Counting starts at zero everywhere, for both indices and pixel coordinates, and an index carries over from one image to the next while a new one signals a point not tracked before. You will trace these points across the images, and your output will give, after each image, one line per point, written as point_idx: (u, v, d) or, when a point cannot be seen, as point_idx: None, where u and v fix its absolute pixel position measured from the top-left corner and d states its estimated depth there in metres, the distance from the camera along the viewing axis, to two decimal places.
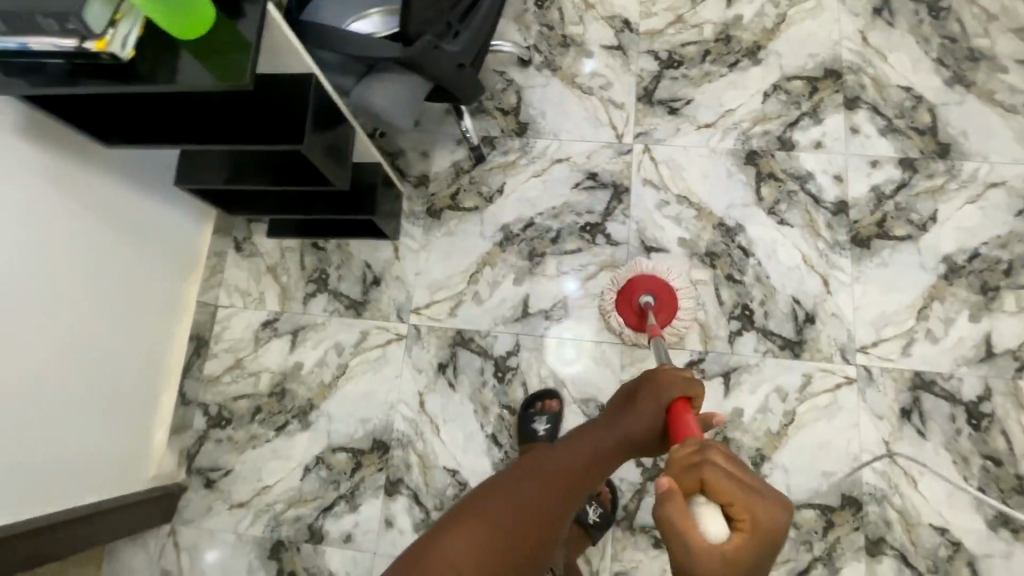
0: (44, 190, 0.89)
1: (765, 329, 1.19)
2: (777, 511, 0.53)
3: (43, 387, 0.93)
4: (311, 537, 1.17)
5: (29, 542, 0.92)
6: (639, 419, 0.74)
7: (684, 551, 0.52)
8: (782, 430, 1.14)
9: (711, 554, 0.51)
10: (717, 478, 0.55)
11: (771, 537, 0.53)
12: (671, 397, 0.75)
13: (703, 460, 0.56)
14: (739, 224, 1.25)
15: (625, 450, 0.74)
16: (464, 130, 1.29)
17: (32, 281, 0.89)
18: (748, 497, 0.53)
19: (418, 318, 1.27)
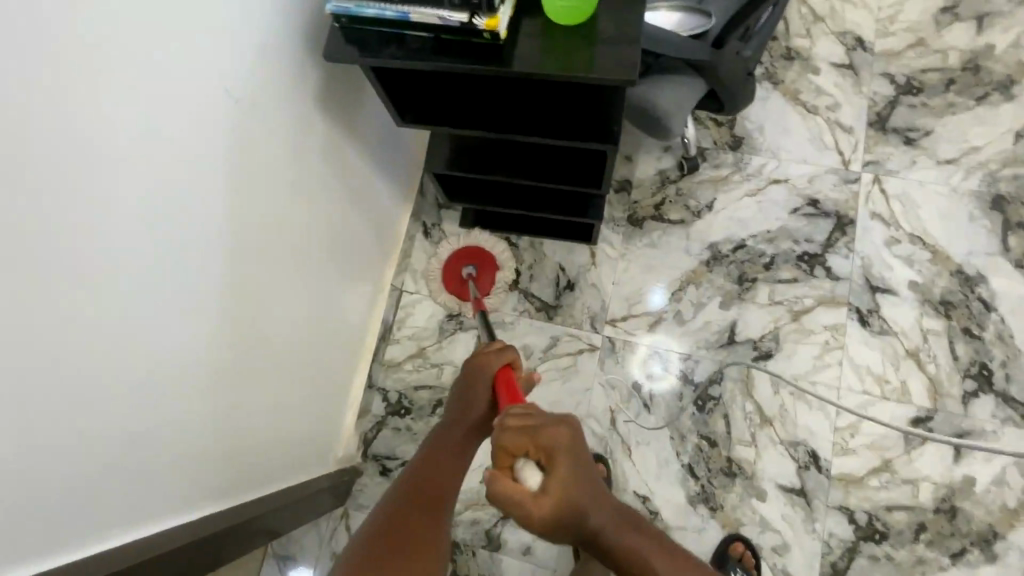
0: (321, 162, 0.88)
1: (1005, 394, 1.09)
2: (560, 426, 0.62)
3: (285, 355, 0.90)
4: (488, 544, 1.13)
5: (278, 516, 0.91)
6: (475, 406, 0.89)
7: (517, 513, 0.59)
8: (1019, 507, 1.04)
9: (536, 501, 0.58)
10: (513, 439, 0.62)
11: (571, 442, 0.63)
12: (492, 372, 0.89)
13: (499, 430, 0.63)
14: (981, 273, 1.15)
15: (476, 435, 0.90)
16: (685, 139, 1.22)
17: (300, 252, 0.88)
18: (537, 433, 0.62)
19: (614, 330, 1.21)
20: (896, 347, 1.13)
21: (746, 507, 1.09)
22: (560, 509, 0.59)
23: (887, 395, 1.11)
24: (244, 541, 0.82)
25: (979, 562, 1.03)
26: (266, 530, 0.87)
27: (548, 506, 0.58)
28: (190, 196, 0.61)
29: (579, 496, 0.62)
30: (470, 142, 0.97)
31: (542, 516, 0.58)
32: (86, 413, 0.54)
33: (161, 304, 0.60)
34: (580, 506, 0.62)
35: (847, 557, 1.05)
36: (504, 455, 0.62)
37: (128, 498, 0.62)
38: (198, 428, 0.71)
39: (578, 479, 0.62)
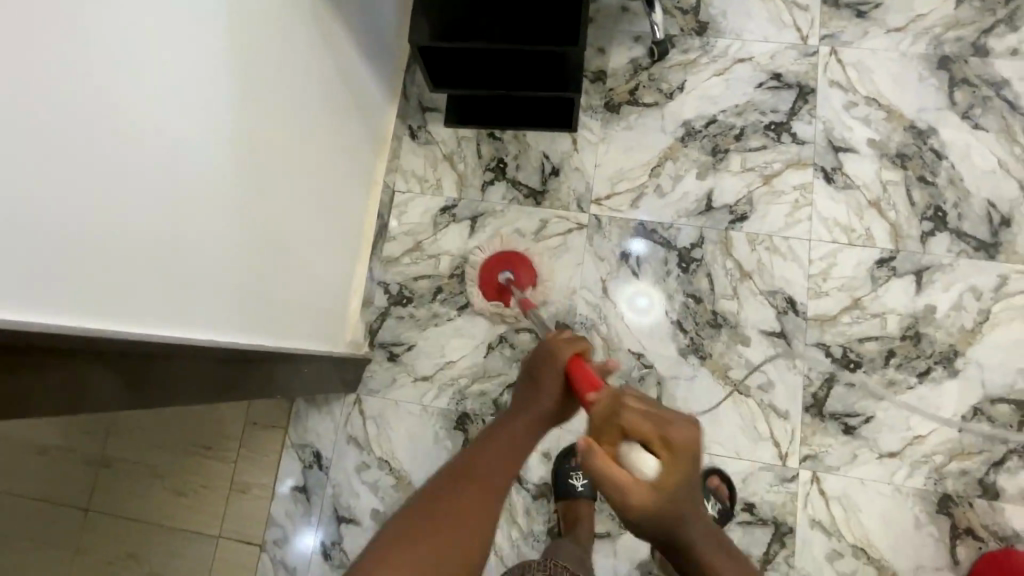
0: (317, 38, 0.95)
1: (959, 231, 1.19)
2: (688, 426, 0.56)
3: (297, 225, 1.00)
4: (497, 411, 1.20)
5: (290, 368, 0.99)
6: (543, 396, 0.77)
7: (620, 495, 0.56)
8: (975, 328, 1.14)
9: (640, 488, 0.55)
10: (632, 416, 0.58)
11: (693, 454, 0.55)
12: (566, 359, 0.76)
13: (619, 411, 0.59)
14: (932, 126, 1.24)
15: (537, 429, 0.75)
16: (653, 22, 1.28)
17: (304, 124, 0.96)
18: (659, 429, 0.56)
19: (599, 208, 1.28)
20: (859, 198, 1.22)
21: (733, 352, 1.18)
22: (647, 505, 0.55)
23: (853, 242, 1.20)
24: (272, 378, 0.95)
25: (944, 379, 1.13)
26: (288, 376, 0.99)
27: (644, 497, 0.55)
28: (224, 51, 0.72)
29: (676, 507, 0.56)
30: (452, 12, 1.03)
31: (641, 503, 0.55)
32: (141, 266, 0.64)
33: (206, 144, 0.71)
34: (674, 516, 0.56)
35: (826, 387, 1.15)
36: (612, 427, 0.59)
37: (188, 308, 0.74)
38: (226, 283, 0.82)
39: (679, 491, 0.55)
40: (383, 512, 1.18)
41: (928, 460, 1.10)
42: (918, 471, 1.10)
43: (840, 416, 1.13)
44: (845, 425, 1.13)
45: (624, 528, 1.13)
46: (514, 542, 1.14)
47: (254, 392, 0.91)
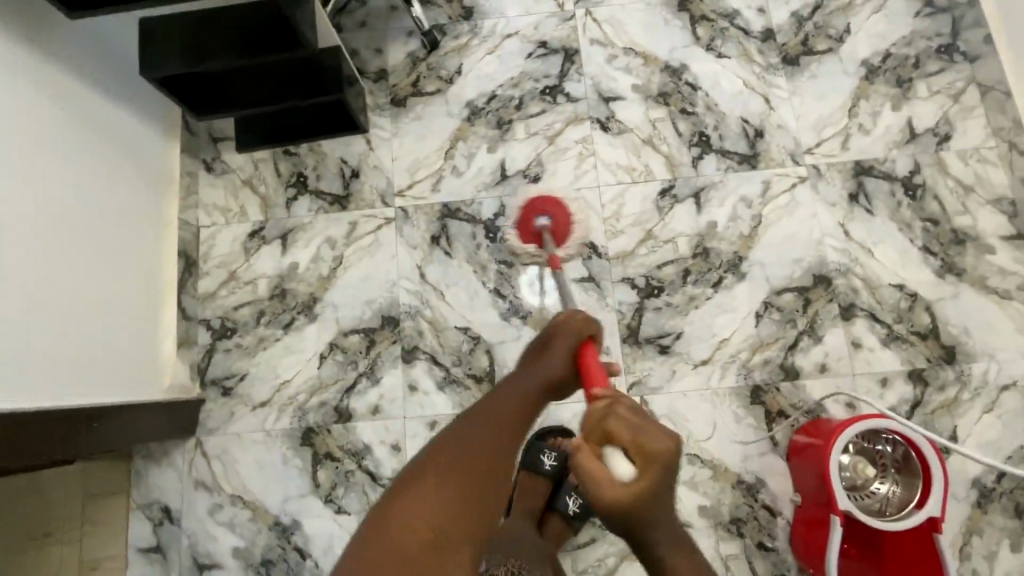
0: (27, 88, 0.91)
1: (722, 150, 1.31)
2: (669, 442, 0.56)
3: (57, 281, 0.96)
4: (340, 418, 1.21)
5: (81, 426, 0.95)
6: (551, 368, 0.84)
7: (594, 485, 0.57)
8: (752, 232, 1.26)
9: (614, 484, 0.56)
10: (617, 425, 0.59)
11: (669, 467, 0.56)
12: (575, 340, 0.86)
13: (606, 414, 0.61)
14: (684, 63, 1.36)
15: (548, 392, 0.83)
16: (414, 16, 1.33)
17: (34, 181, 0.92)
18: (643, 433, 0.57)
19: (404, 200, 1.31)
20: (634, 139, 1.32)
21: (550, 306, 1.24)
22: (619, 504, 0.55)
23: (636, 180, 1.30)
24: (42, 441, 0.88)
25: (734, 283, 1.23)
26: (68, 434, 0.93)
27: (615, 493, 0.55)
28: None
29: (648, 508, 0.56)
30: (178, 39, 1.03)
31: (614, 501, 0.55)
32: None
33: None
34: (642, 514, 0.56)
35: (637, 316, 1.23)
36: (597, 428, 0.60)
37: None
38: None
39: (646, 496, 0.56)
40: (245, 547, 1.16)
41: (735, 358, 1.20)
42: (728, 371, 1.19)
43: (654, 339, 1.22)
44: (660, 346, 1.21)
45: None
46: None
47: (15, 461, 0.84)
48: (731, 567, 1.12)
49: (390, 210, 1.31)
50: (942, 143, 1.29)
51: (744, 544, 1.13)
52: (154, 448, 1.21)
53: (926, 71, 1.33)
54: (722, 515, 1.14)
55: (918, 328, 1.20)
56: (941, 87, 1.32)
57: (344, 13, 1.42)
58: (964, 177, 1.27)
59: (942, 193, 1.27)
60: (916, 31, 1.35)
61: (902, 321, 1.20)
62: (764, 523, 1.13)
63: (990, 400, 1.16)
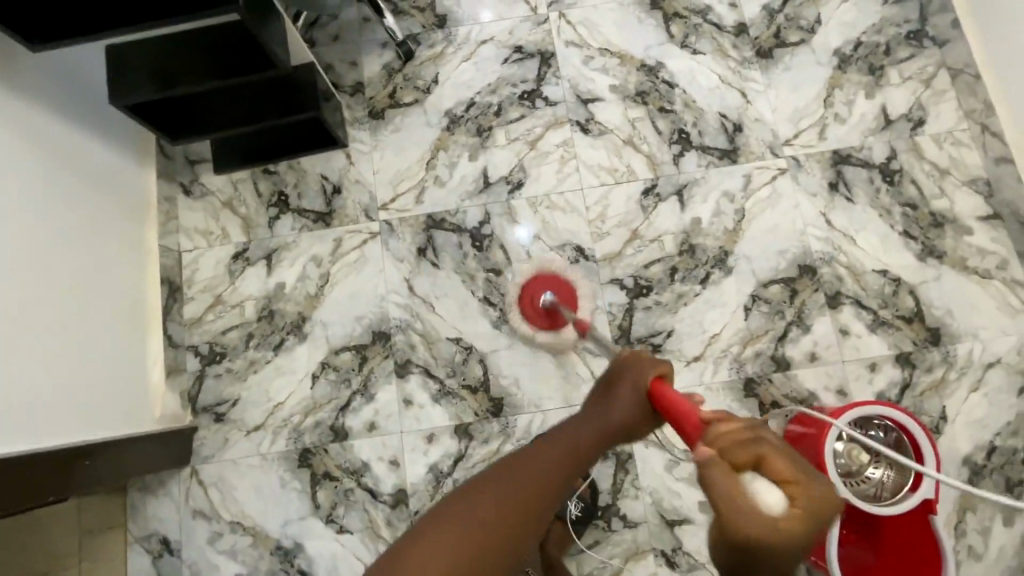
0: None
1: (702, 146, 1.31)
2: (834, 489, 0.43)
3: (39, 320, 0.94)
4: (336, 437, 1.20)
5: (67, 467, 0.93)
6: (615, 412, 0.65)
7: (737, 516, 0.41)
8: (737, 226, 1.27)
9: (766, 526, 0.41)
10: (771, 450, 0.45)
11: (830, 522, 0.42)
12: (647, 380, 0.66)
13: (753, 433, 0.47)
14: (659, 61, 1.37)
15: (603, 443, 0.65)
16: (387, 27, 1.32)
17: (10, 222, 0.90)
18: (806, 477, 0.43)
19: (387, 213, 1.30)
20: (615, 140, 1.33)
21: None
22: (760, 555, 0.41)
23: (619, 180, 1.30)
24: (28, 485, 0.86)
25: (721, 279, 1.24)
26: (57, 476, 0.91)
27: (764, 539, 0.40)
28: None
29: (787, 570, 0.41)
30: (146, 65, 1.01)
31: (756, 547, 0.40)
32: None
33: None
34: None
35: (628, 316, 1.23)
36: (741, 445, 0.46)
37: None
38: None
39: (796, 555, 0.41)
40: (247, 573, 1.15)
41: (726, 353, 1.21)
42: (721, 366, 1.20)
43: (646, 339, 1.22)
44: (652, 345, 1.22)
45: None
46: None
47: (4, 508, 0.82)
48: None
49: (375, 224, 1.30)
50: (916, 128, 1.31)
51: None
52: (149, 479, 1.19)
53: (897, 57, 1.35)
54: None
55: (903, 312, 1.22)
56: (912, 73, 1.34)
57: (316, 27, 1.41)
58: (939, 160, 1.29)
59: (919, 178, 1.29)
60: (886, 19, 1.37)
61: (887, 307, 1.22)
62: None
63: (976, 378, 1.18)
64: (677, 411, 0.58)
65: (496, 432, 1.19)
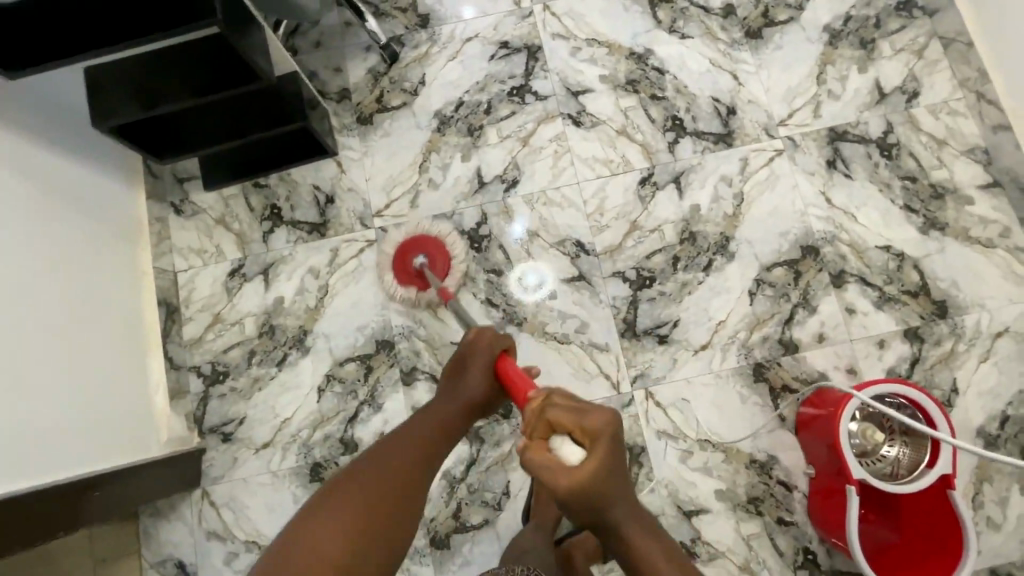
0: None
1: (696, 132, 1.30)
2: (606, 416, 0.62)
3: (37, 353, 0.92)
4: (346, 449, 1.18)
5: (73, 500, 0.92)
6: (471, 388, 0.86)
7: (549, 479, 0.61)
8: (736, 211, 1.26)
9: (564, 472, 0.61)
10: (557, 412, 0.64)
11: (610, 438, 0.62)
12: (492, 359, 0.86)
13: (546, 405, 0.66)
14: (648, 48, 1.35)
15: (468, 412, 0.85)
16: (370, 30, 1.30)
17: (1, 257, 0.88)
18: (581, 418, 0.62)
19: (383, 220, 1.28)
20: (608, 131, 1.31)
21: (543, 308, 1.23)
22: (580, 490, 0.61)
23: (615, 172, 1.29)
24: (36, 522, 0.85)
25: (724, 265, 1.23)
26: (65, 509, 0.90)
27: (570, 483, 0.60)
28: None
29: (602, 489, 0.61)
30: (126, 85, 0.99)
31: (569, 489, 0.60)
32: None
33: None
34: (600, 493, 0.62)
35: (632, 309, 1.22)
36: (540, 422, 0.65)
37: None
38: None
39: (597, 477, 0.61)
40: None
41: (733, 339, 1.20)
42: (728, 352, 1.20)
43: (652, 330, 1.21)
44: (658, 336, 1.21)
45: (500, 510, 1.15)
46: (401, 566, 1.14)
47: (14, 546, 0.81)
48: (754, 545, 1.12)
49: (370, 232, 1.28)
50: (911, 100, 1.30)
51: (765, 522, 1.13)
52: (160, 504, 1.18)
53: (888, 30, 1.33)
54: (739, 496, 1.14)
55: (909, 287, 1.21)
56: (904, 44, 1.32)
57: (298, 34, 1.38)
58: (937, 131, 1.28)
59: (917, 150, 1.27)
60: None
61: (893, 283, 1.21)
62: (781, 498, 1.14)
63: (986, 349, 1.18)
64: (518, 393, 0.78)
65: (507, 433, 1.18)
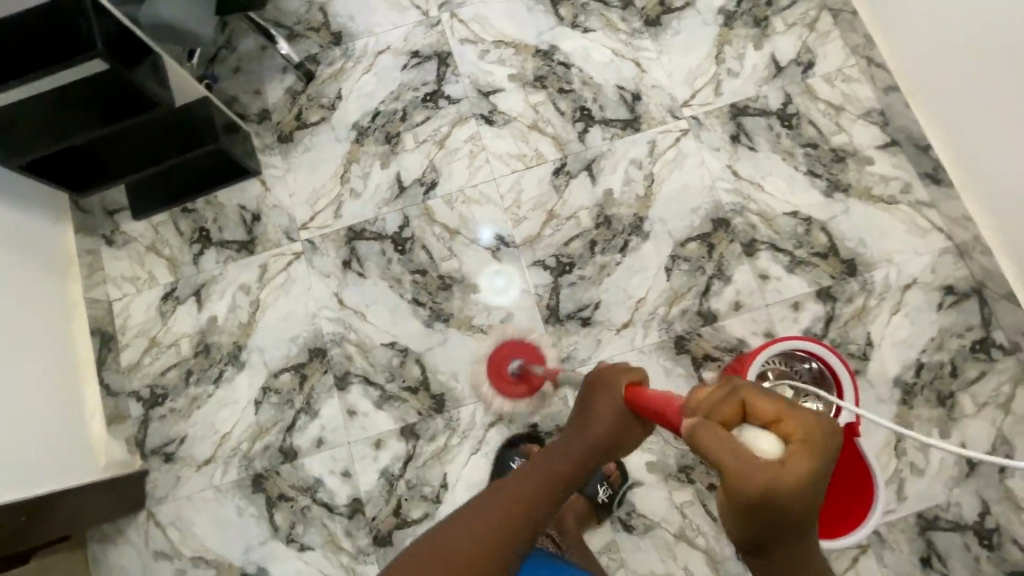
0: None
1: (605, 120, 1.34)
2: (823, 420, 0.48)
3: None
4: (286, 458, 1.21)
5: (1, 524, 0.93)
6: (596, 424, 0.75)
7: (729, 468, 0.48)
8: (648, 192, 1.30)
9: (756, 465, 0.47)
10: (758, 401, 0.50)
11: (829, 452, 0.48)
12: (622, 394, 0.75)
13: (737, 390, 0.52)
14: (553, 45, 1.40)
15: (592, 453, 0.75)
16: (282, 52, 1.35)
17: None
18: (787, 411, 0.49)
19: (309, 232, 1.32)
20: (520, 127, 1.35)
21: (468, 302, 1.26)
22: (778, 495, 0.47)
23: (529, 165, 1.33)
24: None
25: (640, 244, 1.27)
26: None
27: (760, 480, 0.46)
28: None
29: (802, 504, 0.48)
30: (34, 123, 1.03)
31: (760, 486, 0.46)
32: None
33: None
34: (796, 516, 0.48)
35: (555, 295, 1.26)
36: (724, 407, 0.51)
37: None
38: None
39: (802, 488, 0.47)
40: None
41: (653, 315, 1.23)
42: (650, 328, 1.23)
43: (575, 314, 1.25)
44: (581, 319, 1.24)
45: (439, 502, 1.17)
46: (346, 566, 1.16)
47: None
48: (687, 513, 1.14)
49: (298, 246, 1.31)
50: (807, 70, 1.35)
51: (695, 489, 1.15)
52: (107, 529, 1.20)
53: (779, 7, 1.39)
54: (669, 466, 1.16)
55: (818, 249, 1.25)
56: (796, 19, 1.38)
57: (216, 62, 1.43)
58: (833, 98, 1.33)
59: (816, 118, 1.32)
60: None
61: (802, 246, 1.25)
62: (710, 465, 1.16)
63: (896, 301, 1.22)
64: (666, 410, 0.62)
65: (441, 427, 1.21)
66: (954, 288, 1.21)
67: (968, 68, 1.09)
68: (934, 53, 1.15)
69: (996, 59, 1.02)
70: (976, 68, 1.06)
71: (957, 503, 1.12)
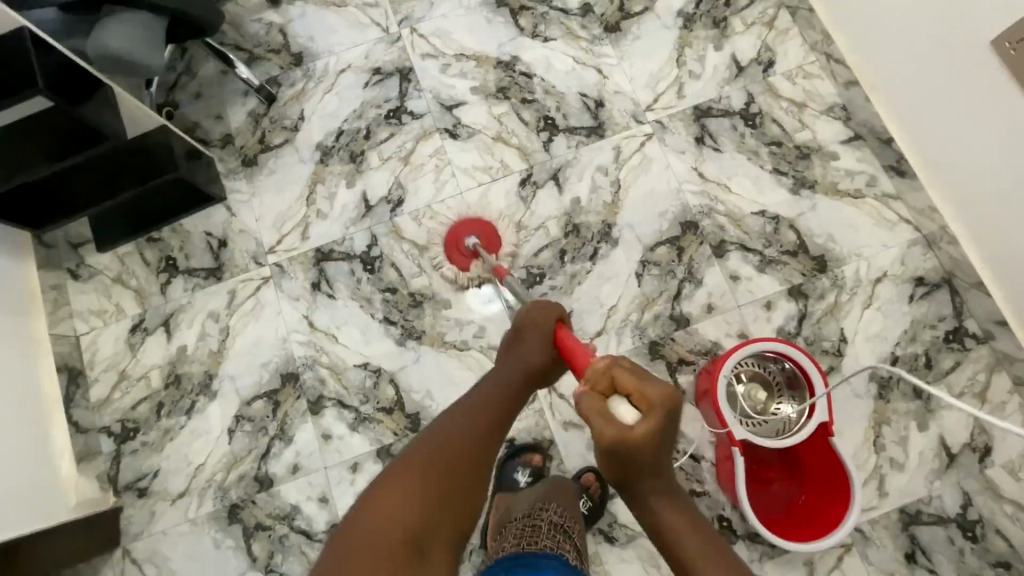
0: None
1: (569, 128, 1.34)
2: (666, 390, 0.62)
3: None
4: (262, 487, 1.19)
5: None
6: (530, 354, 0.85)
7: (601, 431, 0.62)
8: (615, 198, 1.29)
9: (616, 430, 0.61)
10: (624, 378, 0.63)
11: (671, 413, 0.62)
12: (550, 331, 0.86)
13: (611, 367, 0.65)
14: (515, 56, 1.40)
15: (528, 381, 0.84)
16: (242, 76, 1.34)
17: None
18: (641, 385, 0.62)
19: (276, 255, 1.31)
20: (485, 139, 1.35)
21: (440, 319, 1.25)
22: (630, 449, 0.61)
23: (495, 178, 1.32)
24: None
25: (609, 251, 1.26)
26: None
27: (617, 437, 0.61)
28: None
29: (647, 453, 0.62)
30: None
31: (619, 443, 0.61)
32: None
33: None
34: (646, 458, 0.63)
35: None
36: (601, 382, 0.65)
37: None
38: None
39: (648, 444, 0.61)
40: None
41: (626, 322, 1.23)
42: (623, 335, 1.22)
43: None
44: None
45: None
46: None
47: None
48: None
49: (266, 270, 1.30)
50: (768, 69, 1.35)
51: None
52: (81, 569, 1.18)
53: (737, 7, 1.39)
54: None
55: (788, 247, 1.24)
56: (754, 18, 1.38)
57: (176, 89, 1.42)
58: (796, 96, 1.33)
59: (780, 116, 1.32)
60: None
61: (772, 245, 1.25)
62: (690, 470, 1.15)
63: (868, 295, 1.21)
64: (576, 359, 0.77)
65: None
66: (925, 280, 1.21)
67: (925, 62, 1.10)
68: (918, 52, 1.11)
69: (990, 63, 0.99)
70: (965, 66, 1.03)
71: (939, 495, 1.12)
